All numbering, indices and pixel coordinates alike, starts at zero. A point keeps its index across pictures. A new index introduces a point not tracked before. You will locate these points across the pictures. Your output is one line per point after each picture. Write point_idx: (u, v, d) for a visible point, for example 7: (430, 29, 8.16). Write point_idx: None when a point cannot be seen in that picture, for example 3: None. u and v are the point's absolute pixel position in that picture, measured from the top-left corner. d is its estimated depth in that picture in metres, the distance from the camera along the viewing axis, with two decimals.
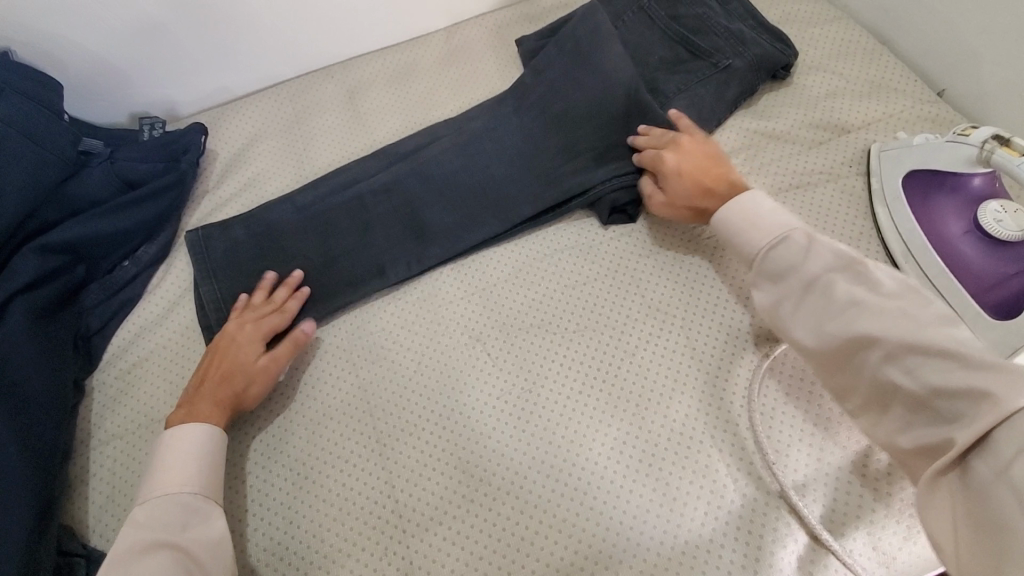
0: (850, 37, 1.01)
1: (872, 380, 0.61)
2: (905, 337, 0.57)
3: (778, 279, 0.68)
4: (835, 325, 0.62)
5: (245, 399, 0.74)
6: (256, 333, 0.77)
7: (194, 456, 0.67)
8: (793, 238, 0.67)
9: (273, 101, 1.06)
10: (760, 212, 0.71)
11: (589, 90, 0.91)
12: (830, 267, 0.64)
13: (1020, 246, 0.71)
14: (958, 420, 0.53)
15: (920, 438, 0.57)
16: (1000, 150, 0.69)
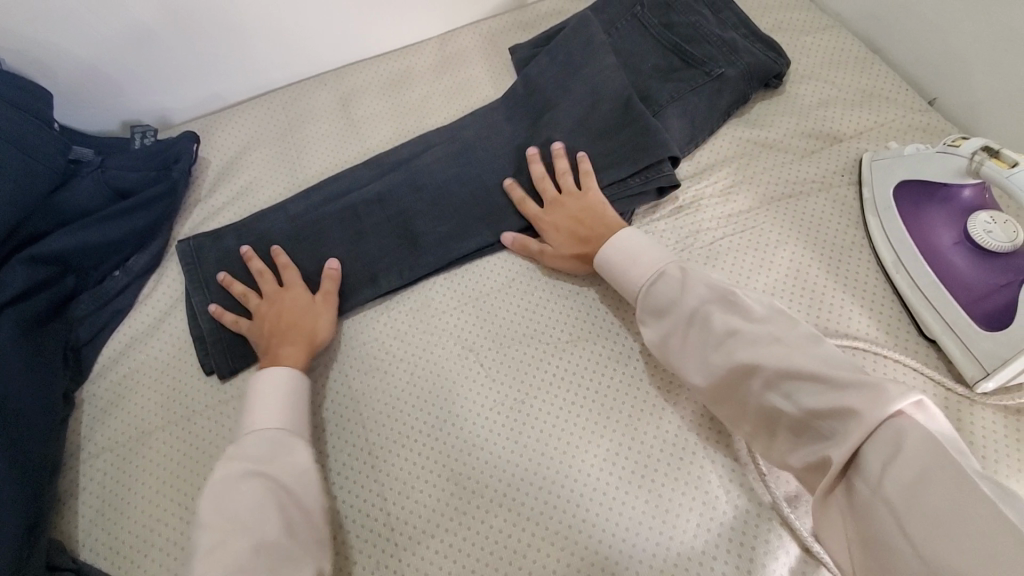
0: (842, 46, 1.01)
1: (757, 407, 0.63)
2: (783, 360, 0.61)
3: (666, 310, 0.71)
4: (715, 356, 0.66)
5: (323, 332, 0.79)
6: (287, 290, 0.82)
7: (278, 397, 0.70)
8: (673, 275, 0.72)
9: (265, 108, 1.05)
10: (641, 252, 0.76)
11: (582, 99, 0.91)
12: (709, 296, 0.69)
13: (1009, 258, 0.71)
14: (831, 438, 0.56)
15: (807, 457, 0.59)
16: (989, 162, 0.70)
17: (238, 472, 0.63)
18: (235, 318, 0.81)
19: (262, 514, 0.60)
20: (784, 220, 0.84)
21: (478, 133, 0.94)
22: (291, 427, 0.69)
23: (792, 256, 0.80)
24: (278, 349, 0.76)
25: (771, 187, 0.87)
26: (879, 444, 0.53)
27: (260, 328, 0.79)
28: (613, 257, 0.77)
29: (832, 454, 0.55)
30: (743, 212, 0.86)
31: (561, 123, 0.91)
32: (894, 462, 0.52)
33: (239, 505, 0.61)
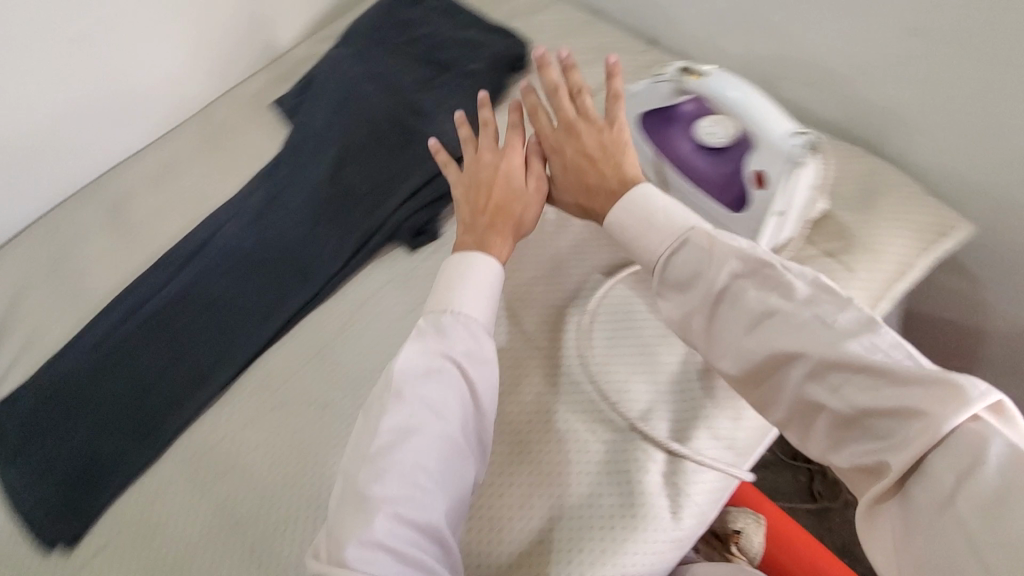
0: (568, 16, 1.13)
1: (797, 397, 0.55)
2: (839, 346, 0.51)
3: (681, 296, 0.63)
4: (750, 340, 0.57)
5: (526, 222, 0.72)
6: (503, 154, 0.73)
7: (475, 285, 0.64)
8: (694, 252, 0.61)
9: (34, 249, 0.97)
10: (648, 212, 0.65)
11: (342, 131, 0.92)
12: (741, 276, 0.59)
13: (735, 145, 0.80)
14: (890, 438, 0.49)
15: (858, 459, 0.51)
16: (688, 78, 0.81)
17: (421, 360, 0.60)
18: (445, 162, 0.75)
19: (446, 407, 0.58)
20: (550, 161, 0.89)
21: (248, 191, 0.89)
22: (482, 317, 0.63)
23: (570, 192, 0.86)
24: (480, 226, 0.69)
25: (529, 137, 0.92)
26: (940, 456, 0.45)
27: (469, 196, 0.72)
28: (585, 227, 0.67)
29: (891, 461, 0.48)
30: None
31: (332, 158, 0.91)
32: (963, 478, 0.44)
33: (428, 396, 0.58)
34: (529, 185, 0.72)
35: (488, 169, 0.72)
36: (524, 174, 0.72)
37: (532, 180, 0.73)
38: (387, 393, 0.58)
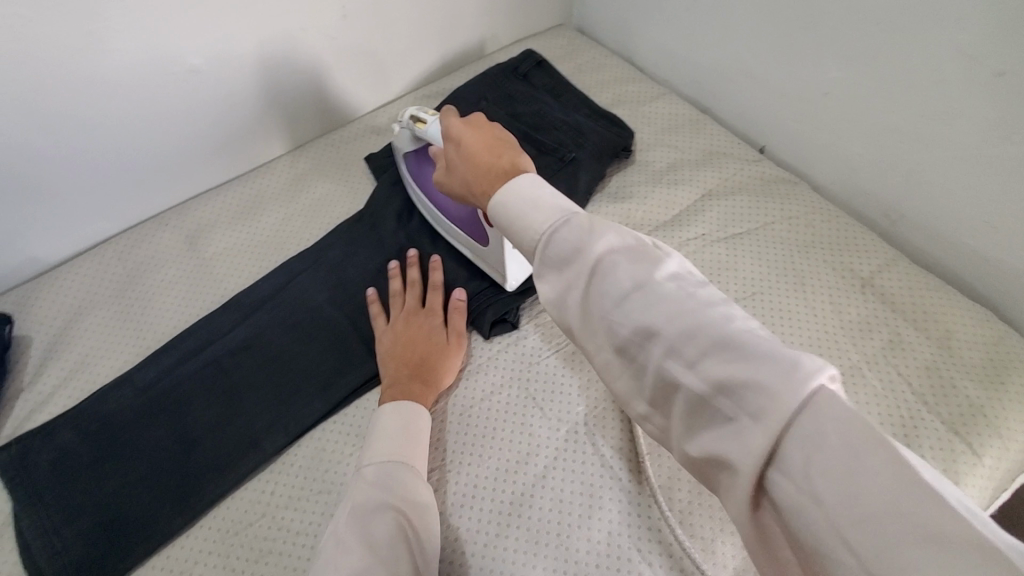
0: None
1: (656, 368, 0.37)
2: (705, 333, 0.35)
3: (562, 266, 0.42)
4: (619, 319, 0.38)
5: (446, 377, 0.68)
6: (425, 314, 0.72)
7: (526, 199, 0.45)
8: (568, 230, 0.42)
9: None
10: (533, 211, 0.44)
11: (642, 181, 0.84)
12: (613, 249, 0.40)
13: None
14: (737, 419, 0.33)
15: (702, 433, 0.35)
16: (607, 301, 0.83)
17: (365, 503, 0.52)
18: (378, 312, 0.72)
19: (395, 550, 0.48)
20: (831, 257, 0.76)
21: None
22: (407, 460, 0.57)
23: (829, 303, 0.72)
24: (404, 380, 0.66)
25: (837, 234, 0.78)
26: (788, 420, 0.31)
27: (465, 174, 0.53)
28: (520, 202, 0.45)
29: (748, 444, 0.32)
30: (776, 225, 0.79)
31: (609, 201, 0.84)
32: (828, 458, 0.29)
33: (376, 535, 0.49)
34: (449, 335, 0.71)
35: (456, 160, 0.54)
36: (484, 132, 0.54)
37: (450, 332, 0.71)
38: (327, 542, 0.50)
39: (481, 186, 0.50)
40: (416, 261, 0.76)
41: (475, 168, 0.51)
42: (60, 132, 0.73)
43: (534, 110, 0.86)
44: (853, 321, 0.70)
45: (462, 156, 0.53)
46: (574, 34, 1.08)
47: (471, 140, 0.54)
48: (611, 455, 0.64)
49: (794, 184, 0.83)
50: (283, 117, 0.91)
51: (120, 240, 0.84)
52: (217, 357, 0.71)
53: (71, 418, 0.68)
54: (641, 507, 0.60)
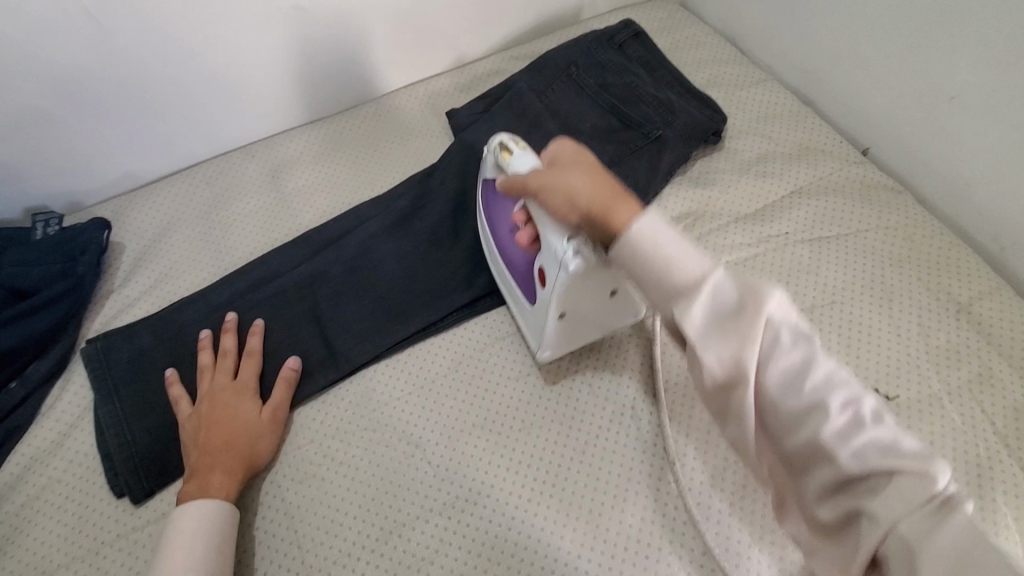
0: None
1: (808, 441, 0.39)
2: (857, 425, 0.38)
3: (724, 328, 0.42)
4: (779, 390, 0.40)
5: (257, 458, 0.62)
6: (234, 390, 0.65)
7: (671, 250, 0.45)
8: (727, 292, 0.42)
9: None
10: (673, 251, 0.44)
11: (728, 170, 0.80)
12: (778, 320, 0.41)
13: None
14: (873, 495, 0.36)
15: (837, 506, 0.39)
16: None
17: None
18: (181, 396, 0.65)
19: None
20: (927, 275, 0.70)
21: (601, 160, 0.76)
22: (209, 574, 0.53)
23: (916, 324, 0.66)
24: (206, 470, 0.59)
25: (938, 252, 0.72)
26: (921, 513, 0.34)
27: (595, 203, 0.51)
28: (658, 245, 0.45)
29: (872, 517, 0.36)
30: (869, 233, 0.73)
31: (691, 185, 0.80)
32: (932, 535, 0.33)
33: None
34: (264, 412, 0.65)
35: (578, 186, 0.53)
36: (596, 170, 0.55)
37: (268, 406, 0.65)
38: None
39: (601, 198, 0.51)
40: (230, 328, 0.70)
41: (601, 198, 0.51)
42: (170, 54, 0.77)
43: (625, 82, 0.83)
44: (940, 348, 0.65)
45: (587, 183, 0.52)
46: (677, 7, 1.02)
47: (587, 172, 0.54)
48: (654, 444, 0.63)
49: (897, 192, 0.77)
50: (373, 66, 0.92)
51: (209, 164, 0.88)
52: (285, 287, 0.74)
53: (151, 323, 0.73)
54: (677, 499, 0.60)
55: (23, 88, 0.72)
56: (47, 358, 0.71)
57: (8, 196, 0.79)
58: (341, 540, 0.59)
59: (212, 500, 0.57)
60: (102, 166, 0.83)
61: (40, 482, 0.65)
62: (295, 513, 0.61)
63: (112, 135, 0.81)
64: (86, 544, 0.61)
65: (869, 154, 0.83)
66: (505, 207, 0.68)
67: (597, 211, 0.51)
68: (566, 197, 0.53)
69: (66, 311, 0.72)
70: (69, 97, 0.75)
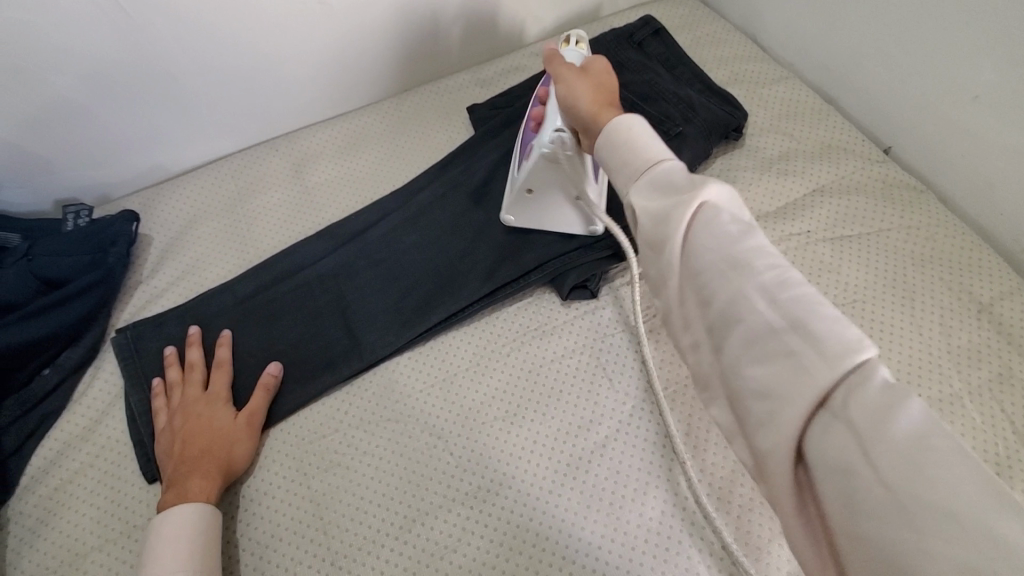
0: None
1: (727, 306, 0.38)
2: (786, 291, 0.37)
3: (663, 194, 0.43)
4: (709, 254, 0.39)
5: (236, 463, 0.63)
6: (206, 399, 0.66)
7: (636, 137, 0.47)
8: (677, 173, 0.43)
9: None
10: (643, 142, 0.46)
11: (749, 168, 0.80)
12: (721, 206, 0.41)
13: None
14: (798, 354, 0.35)
15: (758, 368, 0.36)
16: None
17: None
18: (161, 407, 0.66)
19: None
20: (949, 274, 0.70)
21: None
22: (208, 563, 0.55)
23: (938, 323, 0.67)
24: (182, 477, 0.59)
25: (960, 252, 0.71)
26: (844, 381, 0.33)
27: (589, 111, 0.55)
28: (632, 134, 0.47)
29: (799, 381, 0.34)
30: (890, 233, 0.73)
31: (711, 182, 0.80)
32: (885, 420, 0.31)
33: None
34: (239, 417, 0.65)
35: (584, 96, 0.56)
36: (607, 90, 0.57)
37: (244, 411, 0.65)
38: None
39: (596, 104, 0.55)
40: (196, 341, 0.70)
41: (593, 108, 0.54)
42: (198, 48, 0.78)
43: (646, 79, 0.83)
44: (962, 347, 0.65)
45: (589, 98, 0.56)
46: (697, 4, 1.02)
47: (596, 89, 0.57)
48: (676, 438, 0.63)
49: (920, 191, 0.77)
50: (393, 61, 0.92)
51: (233, 158, 0.90)
52: (308, 280, 0.76)
53: (178, 314, 0.74)
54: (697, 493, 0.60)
55: (56, 81, 0.73)
56: (78, 346, 0.73)
57: (39, 188, 0.81)
58: (367, 527, 0.61)
59: (191, 502, 0.57)
60: (129, 159, 0.84)
61: (73, 467, 0.67)
62: (321, 500, 0.63)
63: (139, 128, 0.82)
64: (118, 527, 0.63)
65: (891, 152, 0.83)
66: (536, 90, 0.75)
67: (588, 115, 0.54)
68: (570, 98, 0.58)
69: (97, 301, 0.74)
70: (100, 90, 0.76)
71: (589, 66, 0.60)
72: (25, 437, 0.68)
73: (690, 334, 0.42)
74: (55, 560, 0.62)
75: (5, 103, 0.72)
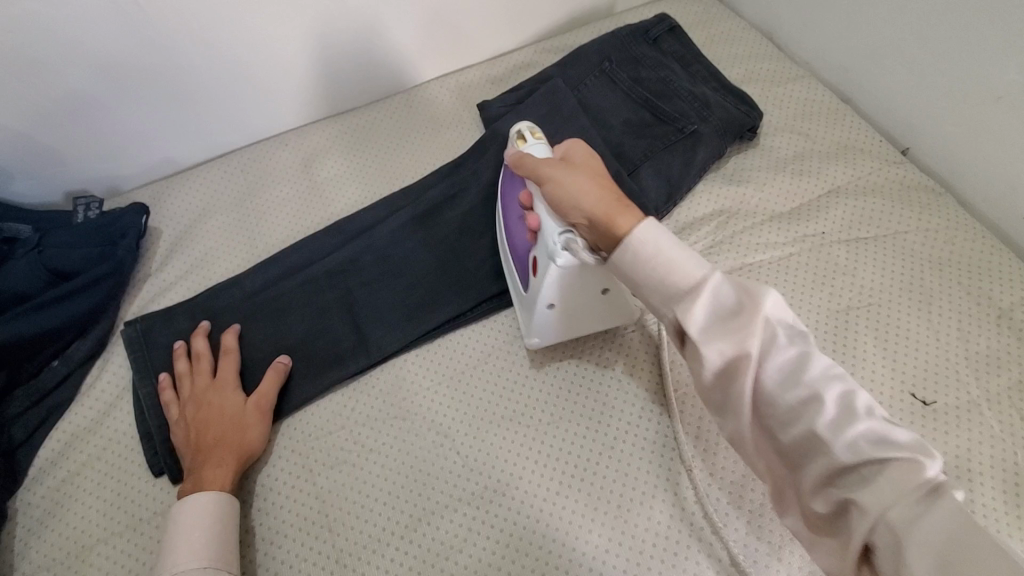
0: None
1: (800, 437, 0.41)
2: (851, 417, 0.40)
3: (725, 329, 0.43)
4: (775, 388, 0.42)
5: (250, 444, 0.63)
6: (215, 386, 0.66)
7: (666, 253, 0.46)
8: (726, 295, 0.44)
9: None
10: (674, 257, 0.46)
11: (763, 168, 0.79)
12: (775, 321, 0.44)
13: None
14: (870, 488, 0.38)
15: (832, 494, 0.40)
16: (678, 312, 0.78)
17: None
18: (171, 399, 0.66)
19: None
20: (968, 279, 0.69)
21: (635, 155, 0.75)
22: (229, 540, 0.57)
23: (956, 328, 0.65)
24: (199, 465, 0.60)
25: (980, 256, 0.70)
26: (910, 501, 0.37)
27: (597, 209, 0.52)
28: (654, 253, 0.46)
29: (866, 509, 0.38)
30: (908, 235, 0.72)
31: (725, 182, 0.79)
32: (920, 521, 0.36)
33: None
34: (251, 402, 0.65)
35: (581, 192, 0.54)
36: (599, 177, 0.56)
37: (254, 395, 0.65)
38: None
39: (603, 203, 0.52)
40: (202, 332, 0.70)
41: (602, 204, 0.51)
42: (209, 42, 0.78)
43: (660, 76, 0.82)
44: (981, 353, 0.64)
45: (588, 192, 0.53)
46: (712, 1, 1.00)
47: (590, 179, 0.55)
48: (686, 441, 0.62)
49: (938, 193, 0.75)
50: (404, 57, 0.92)
51: (243, 152, 0.90)
52: (316, 275, 0.75)
53: (186, 308, 0.74)
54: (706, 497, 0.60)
55: (67, 73, 0.73)
56: (87, 339, 0.73)
57: (51, 180, 0.81)
58: (371, 526, 0.60)
59: (210, 489, 0.58)
60: (140, 152, 0.85)
61: (81, 459, 0.67)
62: (327, 497, 0.62)
63: (150, 122, 0.82)
64: (125, 520, 0.63)
65: (909, 153, 0.82)
66: (515, 190, 0.69)
67: (600, 216, 0.51)
68: (568, 200, 0.54)
69: (106, 294, 0.74)
70: (111, 83, 0.76)
71: (568, 155, 0.60)
72: (33, 427, 0.68)
73: (758, 453, 0.46)
74: (61, 552, 0.62)
75: (18, 96, 0.72)
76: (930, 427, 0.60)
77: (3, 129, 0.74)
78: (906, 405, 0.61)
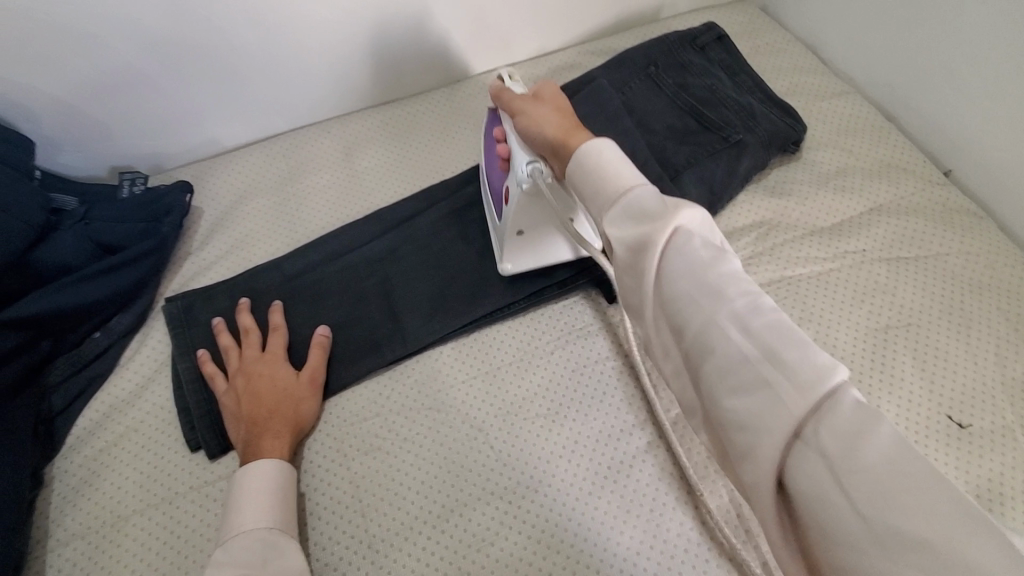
0: None
1: (698, 335, 0.37)
2: (752, 314, 0.35)
3: (633, 221, 0.41)
4: (683, 286, 0.38)
5: (303, 419, 0.65)
6: (265, 360, 0.67)
7: (600, 163, 0.46)
8: (650, 199, 0.42)
9: None
10: (614, 169, 0.45)
11: (805, 182, 0.79)
12: (695, 231, 0.40)
13: None
14: (771, 382, 0.32)
15: (727, 396, 0.35)
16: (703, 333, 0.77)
17: (257, 527, 0.54)
18: (216, 372, 0.67)
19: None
20: (1008, 305, 0.68)
21: (679, 162, 0.76)
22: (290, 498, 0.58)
23: (994, 352, 0.65)
24: (257, 434, 0.61)
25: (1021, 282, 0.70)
26: (816, 403, 0.31)
27: (555, 139, 0.54)
28: (597, 163, 0.46)
29: (769, 406, 0.32)
30: (948, 258, 0.72)
31: (767, 193, 0.79)
32: (859, 446, 0.29)
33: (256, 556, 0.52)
34: (302, 378, 0.67)
35: (544, 126, 0.56)
36: (563, 113, 0.57)
37: (305, 370, 0.67)
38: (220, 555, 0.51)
39: (562, 129, 0.54)
40: (246, 308, 0.71)
41: (560, 134, 0.53)
42: (262, 25, 0.78)
43: (706, 84, 0.82)
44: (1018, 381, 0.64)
45: (551, 125, 0.55)
46: (757, 12, 1.00)
47: (552, 115, 0.57)
48: None
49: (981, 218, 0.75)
50: (451, 50, 0.92)
51: (285, 137, 0.90)
52: (356, 263, 0.76)
53: (227, 288, 0.75)
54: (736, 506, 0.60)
55: (122, 47, 0.74)
56: (128, 313, 0.74)
57: (96, 153, 0.82)
58: (404, 513, 0.61)
59: (270, 457, 0.59)
60: (186, 131, 0.85)
61: (118, 430, 0.68)
62: (361, 484, 0.63)
63: (199, 102, 0.83)
64: (161, 493, 0.64)
65: (952, 176, 0.81)
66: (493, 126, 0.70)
67: (556, 143, 0.53)
68: (535, 129, 0.57)
69: (149, 268, 0.75)
70: (161, 60, 0.77)
71: (538, 95, 0.61)
72: (74, 395, 0.69)
73: (667, 364, 0.41)
74: (98, 520, 0.63)
75: (72, 66, 0.73)
76: (965, 450, 0.60)
77: (55, 99, 0.75)
78: (942, 427, 0.61)
